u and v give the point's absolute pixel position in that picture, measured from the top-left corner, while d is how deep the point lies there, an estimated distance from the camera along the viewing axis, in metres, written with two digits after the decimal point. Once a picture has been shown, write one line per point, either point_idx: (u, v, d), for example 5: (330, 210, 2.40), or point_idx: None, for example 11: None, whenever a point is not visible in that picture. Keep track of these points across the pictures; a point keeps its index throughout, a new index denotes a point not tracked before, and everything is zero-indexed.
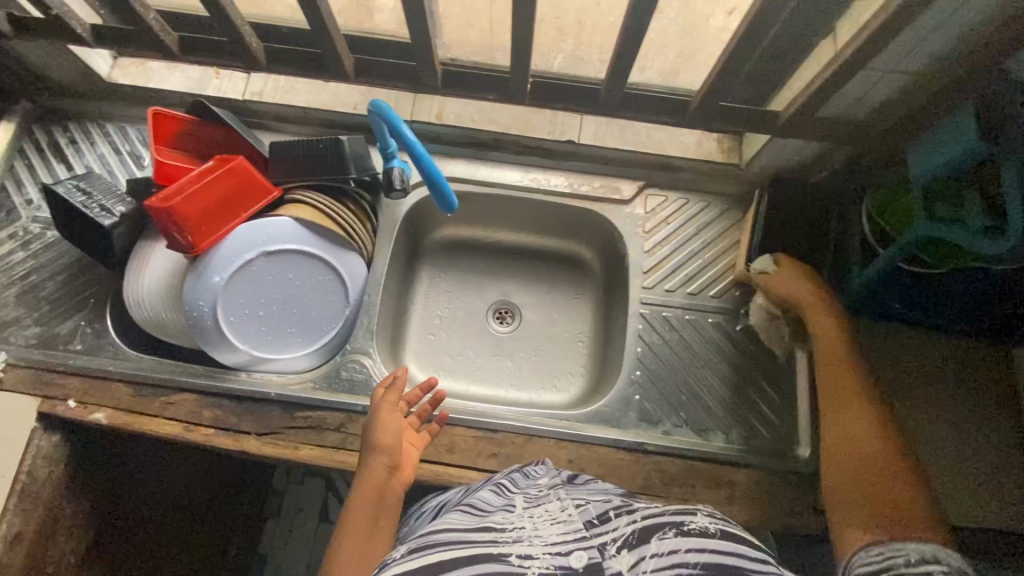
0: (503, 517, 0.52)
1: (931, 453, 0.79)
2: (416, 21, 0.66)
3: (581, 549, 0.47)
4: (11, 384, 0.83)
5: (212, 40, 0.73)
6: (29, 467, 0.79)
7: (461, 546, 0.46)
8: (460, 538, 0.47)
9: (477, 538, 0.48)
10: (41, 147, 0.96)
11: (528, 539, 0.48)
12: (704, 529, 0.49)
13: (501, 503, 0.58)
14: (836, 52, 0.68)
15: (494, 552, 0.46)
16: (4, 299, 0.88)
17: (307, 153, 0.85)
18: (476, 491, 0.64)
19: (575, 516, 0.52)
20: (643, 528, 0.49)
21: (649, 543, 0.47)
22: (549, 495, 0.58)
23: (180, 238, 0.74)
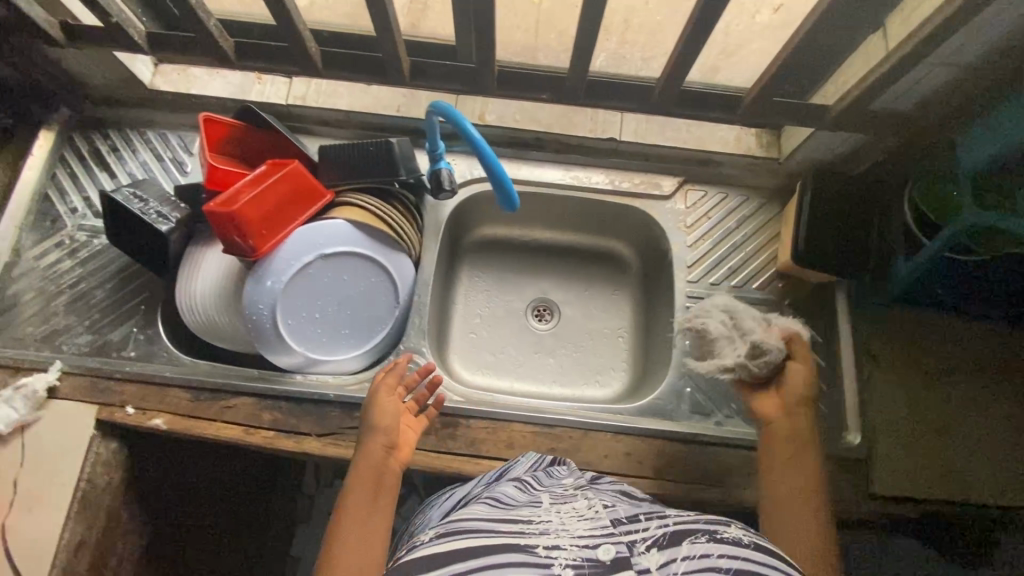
0: (530, 511, 0.51)
1: (979, 443, 0.83)
2: (484, 24, 0.68)
3: (609, 543, 0.46)
4: (67, 392, 0.83)
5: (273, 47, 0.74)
6: (89, 474, 0.79)
7: (488, 533, 0.46)
8: (485, 527, 0.46)
9: (503, 527, 0.47)
10: (83, 155, 0.96)
11: (556, 531, 0.47)
12: (737, 539, 0.47)
13: (525, 497, 0.57)
14: (888, 46, 0.70)
15: (520, 541, 0.45)
16: (55, 308, 0.88)
17: (358, 156, 0.86)
18: (498, 485, 0.63)
19: (604, 513, 0.51)
20: (675, 532, 0.48)
21: (680, 545, 0.46)
22: (577, 495, 0.57)
23: (241, 242, 0.75)
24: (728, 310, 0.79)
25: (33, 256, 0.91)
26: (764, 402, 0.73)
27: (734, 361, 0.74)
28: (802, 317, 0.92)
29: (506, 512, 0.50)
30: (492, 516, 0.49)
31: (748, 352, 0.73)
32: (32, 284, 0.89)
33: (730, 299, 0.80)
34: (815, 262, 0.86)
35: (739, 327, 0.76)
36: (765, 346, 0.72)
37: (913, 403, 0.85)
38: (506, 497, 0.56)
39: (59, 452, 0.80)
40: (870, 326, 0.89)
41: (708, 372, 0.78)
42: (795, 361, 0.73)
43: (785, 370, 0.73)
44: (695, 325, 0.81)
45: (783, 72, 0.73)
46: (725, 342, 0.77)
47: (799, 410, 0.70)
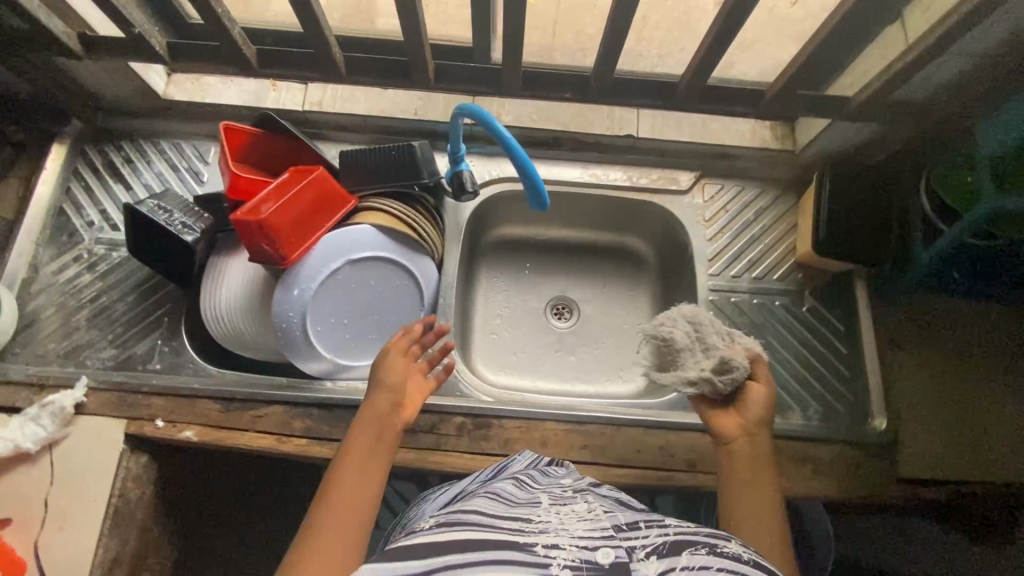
0: (530, 511, 0.49)
1: (1010, 426, 0.83)
2: (514, 25, 0.68)
3: (608, 545, 0.42)
4: (94, 407, 0.82)
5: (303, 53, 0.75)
6: (120, 489, 0.79)
7: (484, 530, 0.43)
8: (489, 525, 0.44)
9: (501, 525, 0.45)
10: (97, 168, 0.95)
11: (555, 530, 0.44)
12: (737, 555, 0.44)
13: (524, 496, 0.54)
14: (908, 36, 0.71)
15: (516, 541, 0.42)
16: (76, 322, 0.87)
17: (381, 160, 0.86)
18: (494, 483, 0.60)
19: (604, 515, 0.47)
20: (675, 542, 0.44)
21: (679, 555, 0.43)
22: (577, 497, 0.53)
23: (270, 249, 0.74)
24: (694, 319, 0.71)
25: (51, 271, 0.89)
26: (723, 420, 0.68)
27: (698, 374, 0.67)
28: (822, 307, 0.94)
29: (505, 511, 0.48)
30: (490, 513, 0.47)
31: (716, 368, 0.66)
32: (52, 299, 0.88)
33: (697, 308, 0.72)
34: (835, 251, 0.88)
35: (703, 340, 0.70)
36: (734, 363, 0.66)
37: (936, 386, 0.86)
38: (506, 495, 0.54)
39: (90, 468, 0.79)
40: (891, 311, 0.90)
41: (669, 385, 0.69)
42: (757, 381, 0.68)
43: (748, 389, 0.68)
44: (659, 332, 0.71)
45: (806, 64, 0.74)
46: (686, 354, 0.69)
47: (758, 431, 0.66)
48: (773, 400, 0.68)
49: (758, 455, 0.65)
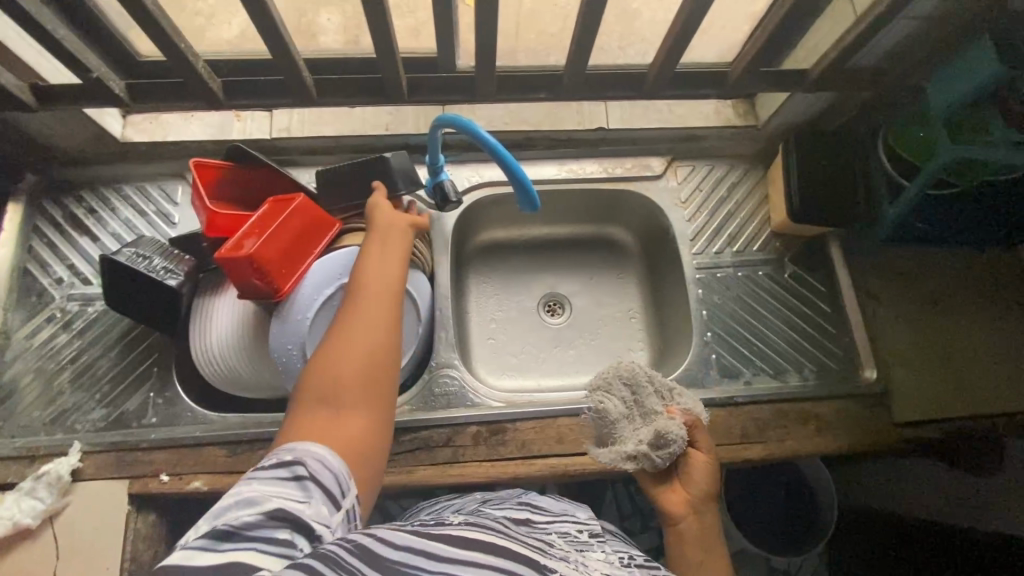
0: (552, 542, 0.53)
1: (981, 358, 0.89)
2: (487, 33, 0.70)
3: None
4: (93, 472, 0.78)
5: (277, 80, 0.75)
6: (132, 552, 0.75)
7: (507, 541, 0.46)
8: (508, 537, 0.47)
9: (526, 544, 0.48)
10: (58, 222, 0.90)
11: (573, 563, 0.48)
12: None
13: (538, 528, 0.57)
14: (857, 7, 0.75)
15: (539, 560, 0.45)
16: (60, 385, 0.83)
17: (355, 175, 0.86)
18: (502, 509, 0.63)
19: (622, 569, 0.52)
20: None
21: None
22: (594, 544, 0.56)
23: (260, 283, 0.72)
24: (632, 382, 0.69)
25: (24, 336, 0.85)
26: (669, 497, 0.66)
27: (637, 449, 0.65)
28: (804, 271, 0.97)
29: (522, 533, 0.51)
30: (510, 533, 0.49)
31: (654, 441, 0.65)
32: (28, 365, 0.84)
33: (635, 369, 0.70)
34: (809, 217, 0.92)
35: (641, 405, 0.69)
36: (671, 436, 0.65)
37: (916, 332, 0.91)
38: (518, 522, 0.57)
39: (97, 536, 0.75)
40: (866, 267, 0.95)
41: (609, 460, 0.67)
42: (698, 452, 0.68)
43: (689, 460, 0.68)
44: (597, 402, 0.69)
45: (765, 43, 0.77)
46: (625, 422, 0.68)
47: (705, 507, 0.66)
48: (714, 470, 0.68)
49: (708, 531, 0.64)
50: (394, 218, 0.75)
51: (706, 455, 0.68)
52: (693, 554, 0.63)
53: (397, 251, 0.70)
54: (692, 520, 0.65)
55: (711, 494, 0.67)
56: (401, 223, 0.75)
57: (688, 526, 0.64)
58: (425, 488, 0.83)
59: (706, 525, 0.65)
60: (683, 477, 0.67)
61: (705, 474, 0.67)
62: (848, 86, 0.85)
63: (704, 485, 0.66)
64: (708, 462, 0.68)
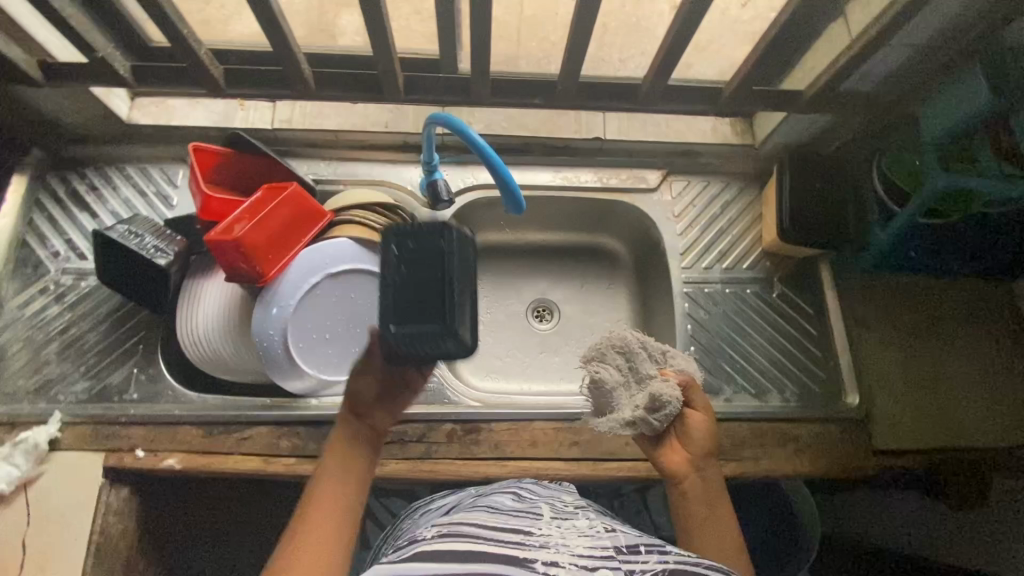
0: (532, 525, 0.53)
1: (963, 392, 0.88)
2: (481, 36, 0.71)
3: (608, 568, 0.46)
4: (70, 442, 0.79)
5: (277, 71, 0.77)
6: (101, 525, 0.76)
7: (484, 544, 0.47)
8: (486, 537, 0.49)
9: (506, 539, 0.49)
10: (60, 198, 0.92)
11: (555, 546, 0.48)
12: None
13: (525, 511, 0.59)
14: (851, 31, 0.75)
15: (519, 555, 0.46)
16: (47, 356, 0.85)
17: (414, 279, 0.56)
18: (491, 499, 0.64)
19: (604, 536, 0.52)
20: (674, 570, 0.47)
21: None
22: (578, 512, 0.59)
23: (247, 267, 0.75)
24: (625, 350, 0.68)
25: (17, 306, 0.87)
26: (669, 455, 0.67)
27: (633, 415, 0.66)
28: (792, 292, 0.97)
29: (505, 523, 0.52)
30: (494, 528, 0.51)
31: (648, 405, 0.66)
32: (18, 334, 0.85)
33: (628, 338, 0.68)
34: (798, 239, 0.92)
35: (636, 371, 0.68)
36: (665, 398, 0.65)
37: (903, 361, 0.90)
38: (506, 511, 0.58)
39: (68, 506, 0.76)
40: (856, 289, 0.95)
41: (607, 428, 0.67)
42: (693, 410, 0.68)
43: (687, 419, 0.67)
44: (591, 373, 0.68)
45: (757, 62, 0.78)
46: (621, 390, 0.68)
47: (705, 465, 0.66)
48: (713, 427, 0.68)
49: (710, 487, 0.65)
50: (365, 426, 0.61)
51: (702, 412, 0.68)
52: (693, 510, 0.64)
53: (358, 483, 0.58)
54: (692, 476, 0.65)
55: (709, 449, 0.67)
56: (370, 437, 0.61)
57: (689, 483, 0.65)
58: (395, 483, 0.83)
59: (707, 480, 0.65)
60: (682, 433, 0.68)
61: (703, 430, 0.67)
62: (842, 109, 0.85)
63: (701, 441, 0.67)
64: (705, 418, 0.68)
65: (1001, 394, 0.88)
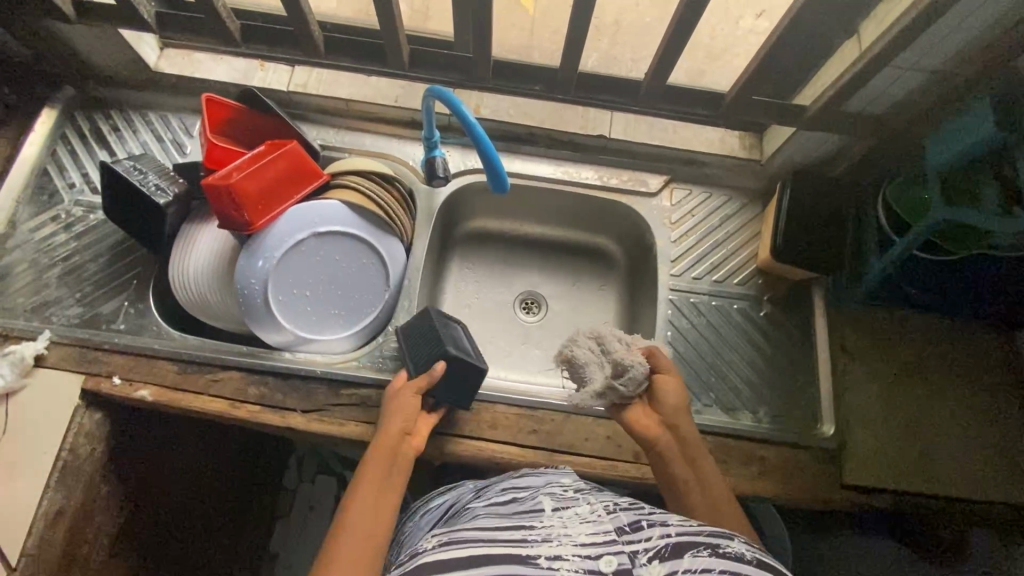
0: (530, 517, 0.53)
1: (945, 437, 0.85)
2: (482, 16, 0.73)
3: (611, 553, 0.47)
4: (55, 361, 0.84)
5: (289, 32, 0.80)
6: (71, 443, 0.80)
7: (484, 545, 0.47)
8: (487, 537, 0.48)
9: (503, 537, 0.49)
10: (84, 134, 0.98)
11: (557, 538, 0.49)
12: (740, 555, 0.47)
13: (524, 505, 0.57)
14: (860, 49, 0.74)
15: (518, 554, 0.46)
16: (48, 279, 0.89)
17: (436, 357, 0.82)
18: (488, 500, 0.62)
19: (607, 520, 0.51)
20: (678, 543, 0.47)
21: (682, 558, 0.46)
22: (579, 498, 0.57)
23: (235, 214, 0.77)
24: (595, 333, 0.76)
25: (28, 229, 0.92)
26: (641, 419, 0.73)
27: (602, 384, 0.72)
28: (780, 313, 0.95)
29: (502, 523, 0.52)
30: (492, 527, 0.50)
31: (613, 372, 0.72)
32: (25, 255, 0.90)
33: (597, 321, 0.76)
34: (793, 259, 0.90)
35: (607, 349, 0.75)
36: (627, 363, 0.72)
37: (886, 397, 0.87)
38: (505, 510, 0.57)
39: (44, 421, 0.80)
40: (848, 318, 0.92)
41: (581, 400, 0.74)
42: (662, 373, 0.74)
43: (656, 383, 0.74)
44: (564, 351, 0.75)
45: (760, 71, 0.78)
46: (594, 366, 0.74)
47: (676, 423, 0.72)
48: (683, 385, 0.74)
49: (687, 443, 0.71)
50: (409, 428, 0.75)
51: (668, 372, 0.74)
52: (677, 473, 0.69)
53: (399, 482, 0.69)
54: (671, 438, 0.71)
55: (682, 406, 0.73)
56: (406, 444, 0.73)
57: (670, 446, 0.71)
58: (354, 444, 0.84)
59: (685, 438, 0.71)
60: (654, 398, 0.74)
61: (673, 389, 0.73)
62: (848, 131, 0.84)
63: (674, 398, 0.73)
64: (673, 377, 0.74)
65: (986, 444, 0.84)
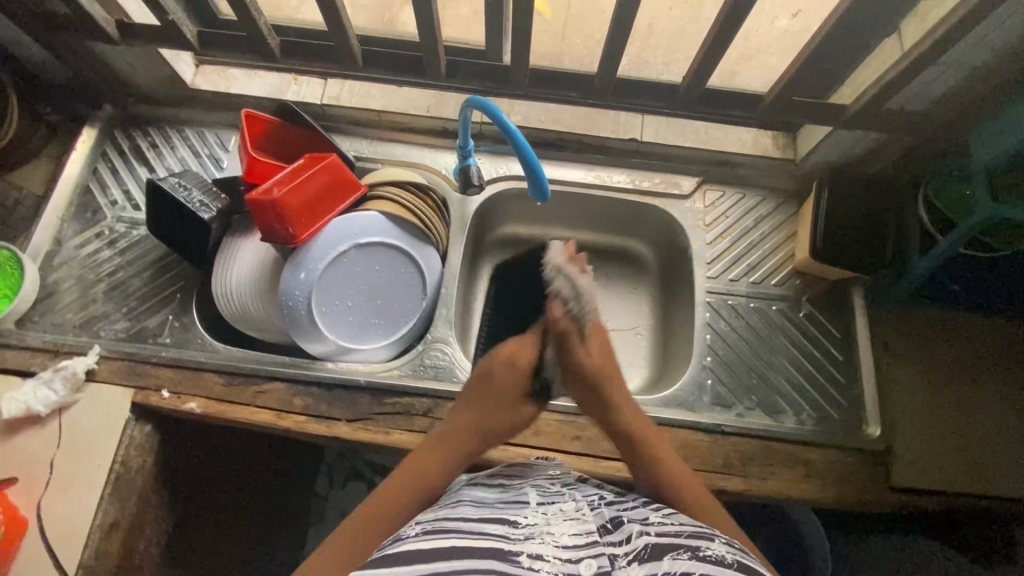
0: (517, 510, 0.56)
1: (993, 437, 0.84)
2: (523, 28, 0.73)
3: (591, 557, 0.48)
4: (104, 376, 0.85)
5: (328, 47, 0.82)
6: (123, 456, 0.81)
7: (470, 539, 0.50)
8: (475, 531, 0.51)
9: (488, 531, 0.51)
10: (123, 151, 0.99)
11: (541, 537, 0.51)
12: (721, 558, 0.48)
13: (511, 495, 0.60)
14: (903, 47, 0.74)
15: (502, 549, 0.49)
16: (94, 295, 0.91)
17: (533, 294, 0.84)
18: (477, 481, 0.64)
19: (588, 520, 0.55)
20: (658, 546, 0.49)
21: (662, 560, 0.47)
22: (564, 495, 0.60)
23: (280, 228, 0.78)
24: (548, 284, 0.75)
25: (73, 246, 0.94)
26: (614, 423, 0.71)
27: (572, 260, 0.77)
28: (820, 313, 0.94)
29: (489, 514, 0.54)
30: (477, 518, 0.53)
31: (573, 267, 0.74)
32: (70, 272, 0.92)
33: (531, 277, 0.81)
34: (833, 259, 0.88)
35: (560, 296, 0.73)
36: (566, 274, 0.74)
37: (932, 397, 0.86)
38: (492, 497, 0.59)
39: (95, 435, 0.82)
40: (885, 317, 0.91)
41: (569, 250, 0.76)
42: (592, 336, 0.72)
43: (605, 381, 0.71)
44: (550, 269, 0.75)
45: (799, 73, 0.77)
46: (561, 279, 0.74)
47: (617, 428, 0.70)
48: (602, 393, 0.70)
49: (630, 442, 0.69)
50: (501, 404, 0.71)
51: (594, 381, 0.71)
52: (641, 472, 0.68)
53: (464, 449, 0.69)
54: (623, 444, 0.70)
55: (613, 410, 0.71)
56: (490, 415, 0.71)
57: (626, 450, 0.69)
58: (398, 453, 0.85)
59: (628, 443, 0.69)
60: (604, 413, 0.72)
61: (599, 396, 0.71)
62: (889, 129, 0.83)
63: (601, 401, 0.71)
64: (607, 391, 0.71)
65: None
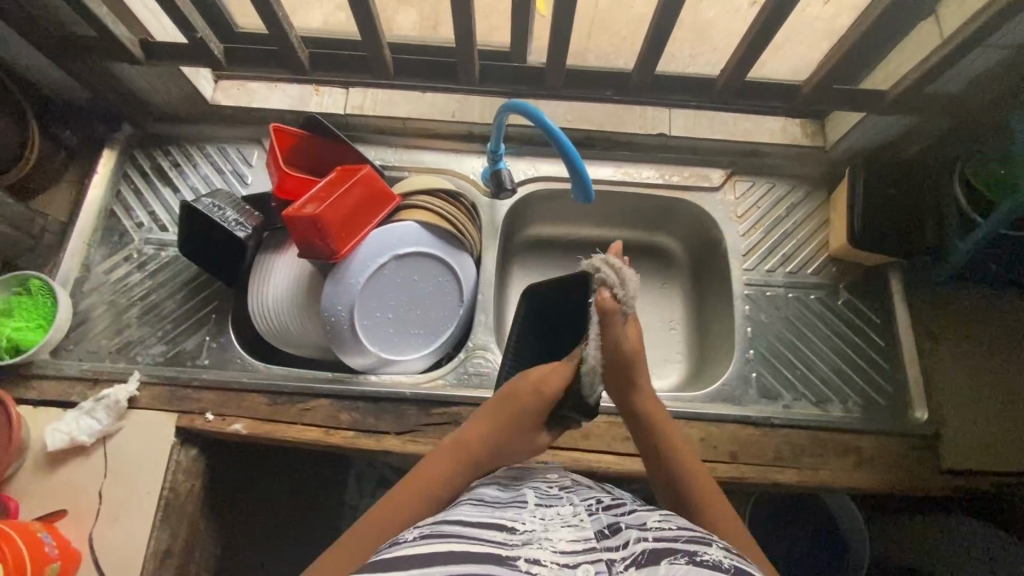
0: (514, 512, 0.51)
1: None
2: (562, 31, 0.72)
3: (589, 562, 0.45)
4: (146, 402, 0.84)
5: (358, 57, 0.81)
6: (172, 482, 0.80)
7: (467, 544, 0.45)
8: (471, 534, 0.46)
9: (485, 536, 0.46)
10: (145, 172, 0.98)
11: (538, 542, 0.46)
12: (718, 562, 0.44)
13: (509, 497, 0.55)
14: (943, 33, 0.73)
15: (498, 555, 0.44)
16: (127, 320, 0.90)
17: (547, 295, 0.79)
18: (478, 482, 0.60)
19: (586, 525, 0.50)
20: (655, 551, 0.45)
21: (659, 565, 0.43)
22: (563, 498, 0.56)
23: (321, 244, 0.77)
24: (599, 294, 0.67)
25: (102, 271, 0.92)
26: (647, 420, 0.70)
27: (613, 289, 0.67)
28: (858, 300, 0.94)
29: (488, 516, 0.49)
30: (472, 521, 0.48)
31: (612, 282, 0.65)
32: (101, 298, 0.90)
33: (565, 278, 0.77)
34: (872, 245, 0.88)
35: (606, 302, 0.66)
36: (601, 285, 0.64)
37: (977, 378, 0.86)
38: (490, 497, 0.55)
39: (140, 462, 0.81)
40: (926, 300, 0.91)
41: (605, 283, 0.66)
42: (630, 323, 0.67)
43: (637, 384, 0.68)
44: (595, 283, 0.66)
45: (838, 62, 0.77)
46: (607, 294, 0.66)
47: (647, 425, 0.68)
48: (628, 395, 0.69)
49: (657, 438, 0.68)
50: (519, 422, 0.63)
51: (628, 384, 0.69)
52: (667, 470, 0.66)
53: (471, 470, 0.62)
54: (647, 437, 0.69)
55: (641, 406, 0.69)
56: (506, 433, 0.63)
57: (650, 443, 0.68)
58: None
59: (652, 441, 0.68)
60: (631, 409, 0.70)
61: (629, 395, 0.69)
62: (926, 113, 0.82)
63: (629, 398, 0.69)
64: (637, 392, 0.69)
65: None
